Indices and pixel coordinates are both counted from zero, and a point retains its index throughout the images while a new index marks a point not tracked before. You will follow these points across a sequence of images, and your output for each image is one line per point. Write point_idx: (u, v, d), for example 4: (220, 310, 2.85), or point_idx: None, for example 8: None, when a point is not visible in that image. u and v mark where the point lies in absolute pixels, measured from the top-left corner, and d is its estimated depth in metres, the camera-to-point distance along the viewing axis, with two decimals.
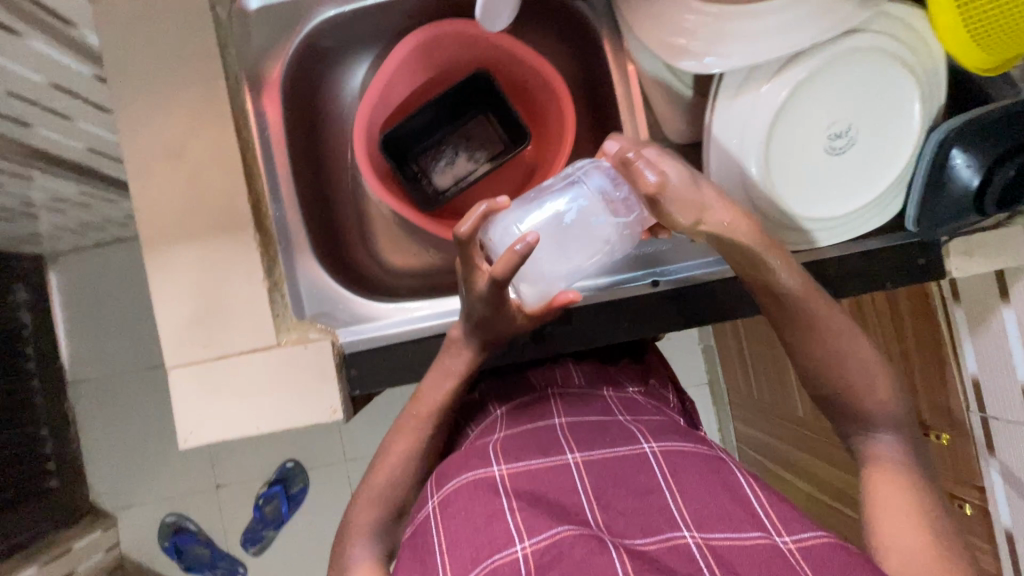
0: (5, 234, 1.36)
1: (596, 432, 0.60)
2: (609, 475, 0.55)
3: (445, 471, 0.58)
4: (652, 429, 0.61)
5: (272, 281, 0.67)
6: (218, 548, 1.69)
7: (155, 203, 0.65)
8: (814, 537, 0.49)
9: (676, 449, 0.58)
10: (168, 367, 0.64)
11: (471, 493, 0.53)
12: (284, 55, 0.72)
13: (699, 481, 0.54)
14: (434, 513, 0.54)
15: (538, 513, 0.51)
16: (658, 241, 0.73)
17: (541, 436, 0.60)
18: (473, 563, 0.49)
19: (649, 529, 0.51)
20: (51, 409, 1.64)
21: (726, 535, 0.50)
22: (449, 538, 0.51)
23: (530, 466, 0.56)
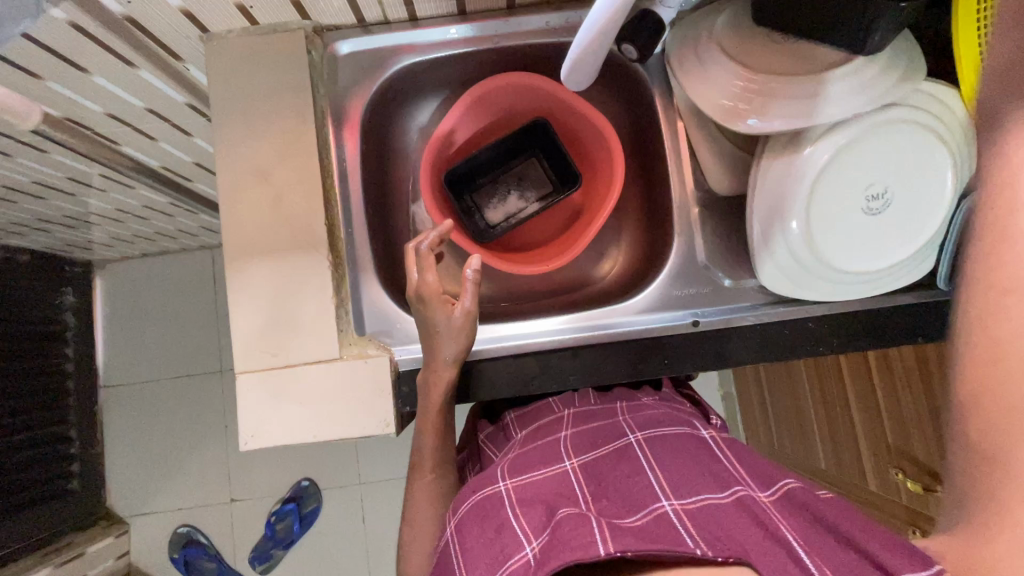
0: (65, 239, 1.44)
1: (589, 441, 0.66)
2: (598, 477, 0.60)
3: (461, 498, 0.62)
4: (641, 423, 0.67)
5: (338, 299, 0.72)
6: (226, 563, 1.69)
7: (240, 221, 0.71)
8: (784, 485, 0.55)
9: (655, 438, 0.63)
10: (237, 372, 0.69)
11: (480, 509, 0.57)
12: (365, 95, 0.79)
13: (676, 460, 0.58)
14: (454, 541, 0.57)
15: (535, 512, 0.54)
16: (699, 283, 0.75)
17: (545, 450, 0.66)
18: (490, 571, 0.50)
19: (634, 505, 0.53)
20: (81, 410, 1.69)
21: (700, 495, 0.53)
22: (466, 556, 0.54)
23: (531, 477, 0.61)
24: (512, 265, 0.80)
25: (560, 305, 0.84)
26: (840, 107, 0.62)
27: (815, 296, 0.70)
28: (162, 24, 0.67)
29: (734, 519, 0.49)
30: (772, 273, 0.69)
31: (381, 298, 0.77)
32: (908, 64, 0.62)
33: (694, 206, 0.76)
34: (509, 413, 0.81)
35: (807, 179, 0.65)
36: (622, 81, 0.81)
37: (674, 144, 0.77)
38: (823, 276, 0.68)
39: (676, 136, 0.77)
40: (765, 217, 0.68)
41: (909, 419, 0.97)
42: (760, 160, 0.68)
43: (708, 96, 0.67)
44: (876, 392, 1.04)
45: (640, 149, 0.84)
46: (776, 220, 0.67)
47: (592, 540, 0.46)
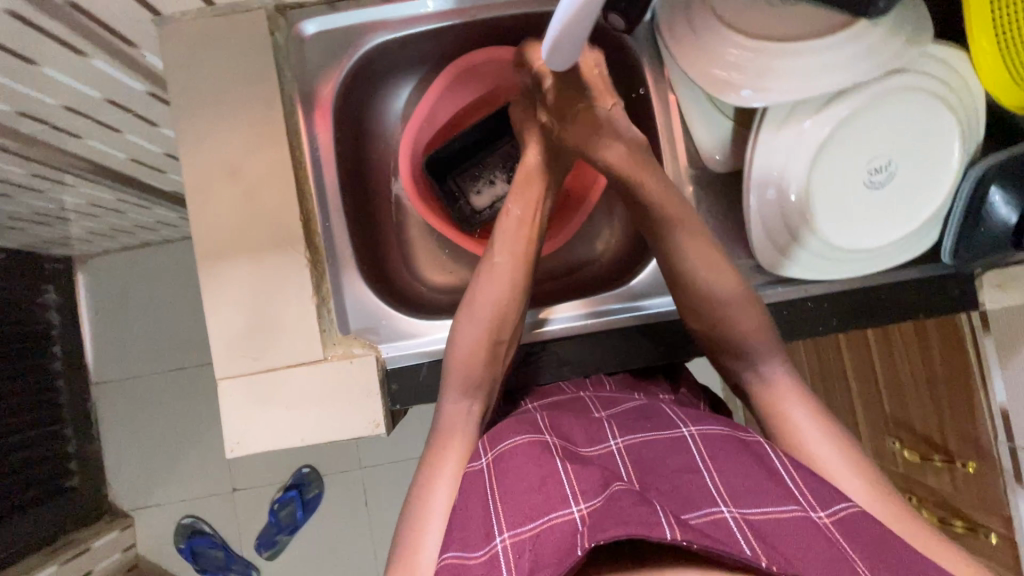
0: (41, 236, 1.39)
1: (635, 418, 0.60)
2: (649, 458, 0.54)
3: (502, 431, 0.58)
4: (691, 415, 0.60)
5: (320, 298, 0.69)
6: (232, 551, 1.70)
7: (210, 219, 0.67)
8: (845, 510, 0.49)
9: (719, 432, 0.56)
10: (218, 377, 0.66)
11: (527, 453, 0.53)
12: (337, 77, 0.75)
13: (738, 461, 0.53)
14: (489, 471, 0.54)
15: (591, 476, 0.50)
16: None
17: (585, 420, 0.60)
18: (529, 519, 0.48)
19: (689, 505, 0.48)
20: (74, 409, 1.66)
21: (765, 508, 0.48)
22: (504, 489, 0.51)
23: (578, 449, 0.56)
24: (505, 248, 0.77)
25: (549, 293, 0.81)
26: (841, 76, 0.58)
27: (814, 276, 0.68)
28: (110, 9, 0.61)
29: (799, 543, 0.45)
30: (768, 254, 0.67)
31: (365, 295, 0.74)
32: (914, 27, 0.58)
33: (688, 184, 0.72)
34: None
35: (808, 152, 0.61)
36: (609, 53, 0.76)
37: (666, 120, 0.73)
38: (824, 254, 0.66)
39: (667, 111, 0.73)
40: (761, 195, 0.64)
41: (909, 390, 0.96)
42: (756, 133, 0.63)
43: (702, 66, 0.62)
44: (874, 363, 1.03)
45: None
46: (775, 195, 0.64)
47: (658, 521, 0.43)
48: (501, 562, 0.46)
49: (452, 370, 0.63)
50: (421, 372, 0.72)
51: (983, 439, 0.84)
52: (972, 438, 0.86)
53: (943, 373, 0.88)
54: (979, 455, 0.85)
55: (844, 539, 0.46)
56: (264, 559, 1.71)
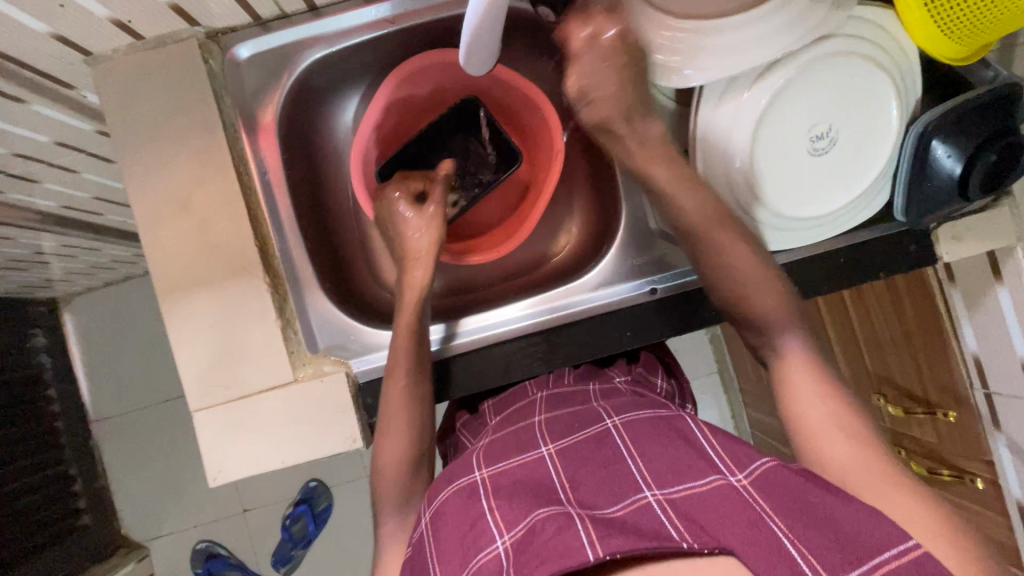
0: (20, 282, 1.39)
1: (568, 421, 0.61)
2: (578, 456, 0.56)
3: (437, 484, 0.60)
4: (619, 406, 0.62)
5: (284, 320, 0.70)
6: (250, 570, 1.72)
7: (167, 254, 0.67)
8: (762, 466, 0.49)
9: (639, 419, 0.58)
10: (193, 410, 0.67)
11: (454, 505, 0.54)
12: (277, 98, 0.74)
13: (659, 444, 0.54)
14: (427, 535, 0.55)
15: (514, 505, 0.51)
16: (653, 249, 0.73)
17: (521, 434, 0.61)
18: (462, 569, 0.48)
19: (616, 496, 0.50)
20: (77, 448, 1.68)
21: (684, 483, 0.49)
22: (438, 548, 0.52)
23: (506, 466, 0.57)
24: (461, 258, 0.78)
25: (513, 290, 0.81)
26: (774, 47, 0.58)
27: (771, 245, 0.68)
28: (39, 56, 0.61)
29: (720, 509, 0.46)
30: None
31: (330, 311, 0.74)
32: None
33: None
34: (485, 403, 0.78)
35: (749, 125, 0.61)
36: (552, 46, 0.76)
37: None
38: (775, 225, 0.66)
39: None
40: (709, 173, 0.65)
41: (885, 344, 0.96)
42: (696, 112, 0.64)
43: (636, 51, 0.62)
44: (852, 319, 1.03)
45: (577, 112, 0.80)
46: (722, 171, 0.64)
47: (580, 545, 0.43)
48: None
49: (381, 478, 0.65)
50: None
51: (956, 386, 0.85)
52: (951, 388, 0.87)
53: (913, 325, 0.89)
54: (959, 404, 0.86)
55: (761, 494, 0.47)
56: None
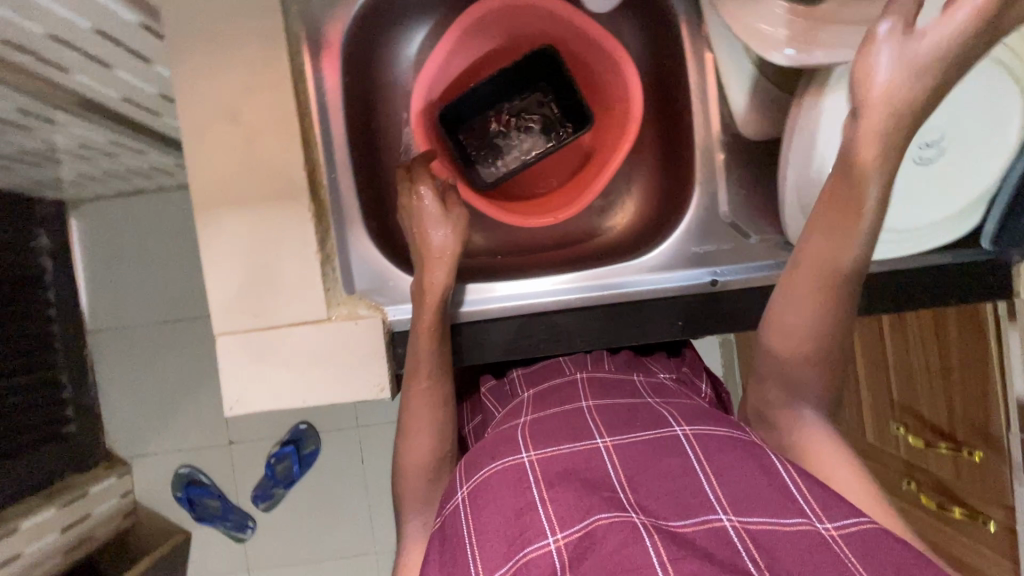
0: (29, 177, 1.33)
1: (626, 417, 0.60)
2: (639, 459, 0.55)
3: (475, 460, 0.60)
4: (684, 413, 0.61)
5: (324, 256, 0.66)
6: (228, 502, 1.72)
7: (209, 166, 0.63)
8: (857, 525, 0.48)
9: (712, 433, 0.56)
10: (216, 334, 0.63)
11: (500, 483, 0.55)
12: (346, 15, 0.69)
13: (736, 466, 0.53)
14: (464, 506, 0.56)
15: (570, 501, 0.52)
16: (719, 240, 0.69)
17: (572, 419, 0.61)
18: (506, 558, 0.50)
19: (685, 512, 0.50)
20: (70, 356, 1.65)
21: (765, 515, 0.49)
22: (479, 527, 0.53)
23: (557, 450, 0.57)
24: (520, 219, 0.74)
25: (557, 261, 0.77)
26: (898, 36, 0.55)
27: None
28: None
29: (806, 558, 0.46)
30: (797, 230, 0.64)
31: (370, 254, 0.70)
32: None
33: (718, 150, 0.68)
34: (514, 371, 0.75)
35: None
36: (649, 6, 0.71)
37: (700, 81, 0.68)
38: None
39: (702, 70, 0.68)
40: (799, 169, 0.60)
41: (919, 373, 0.95)
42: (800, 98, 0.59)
43: (744, 18, 0.57)
44: (885, 345, 1.03)
45: (659, 83, 0.75)
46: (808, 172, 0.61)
47: (649, 564, 0.46)
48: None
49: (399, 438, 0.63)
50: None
51: (993, 429, 0.83)
52: (983, 428, 0.85)
53: (955, 361, 0.87)
54: (988, 445, 0.84)
55: (852, 552, 0.46)
56: (260, 511, 1.73)
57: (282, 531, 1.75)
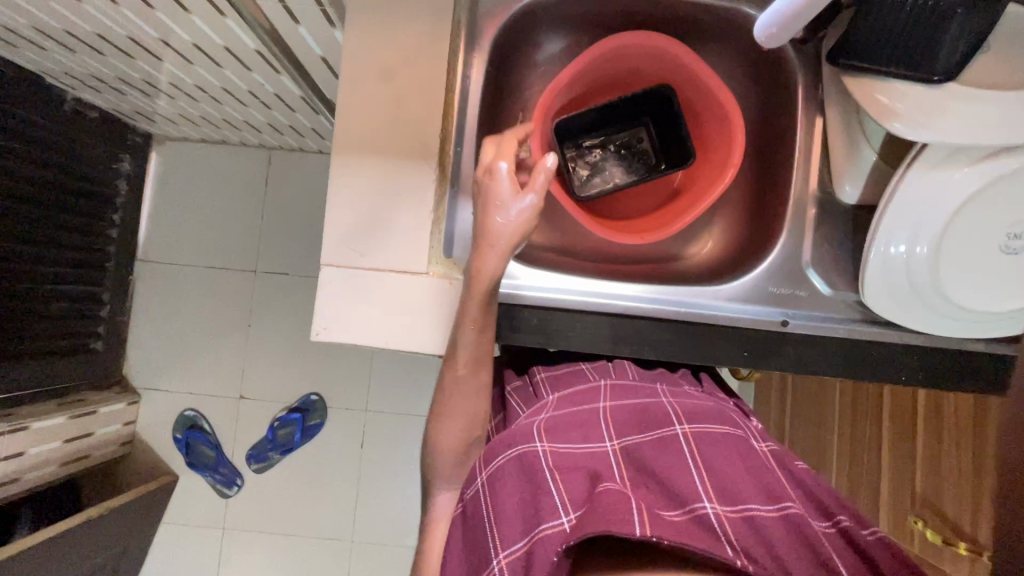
0: (132, 103, 1.42)
1: (632, 417, 0.69)
2: (640, 457, 0.64)
3: (494, 448, 0.66)
4: (687, 411, 0.69)
5: (435, 217, 0.71)
6: (223, 455, 1.73)
7: (354, 116, 0.69)
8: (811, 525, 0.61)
9: (704, 438, 0.66)
10: (323, 264, 0.68)
11: (516, 468, 0.62)
12: (505, 15, 0.77)
13: (717, 466, 0.63)
14: (484, 488, 0.63)
15: (575, 478, 0.60)
16: (797, 285, 0.73)
17: (586, 417, 0.68)
18: (524, 534, 0.57)
19: (676, 501, 0.59)
20: (116, 278, 1.71)
21: (742, 507, 0.59)
22: (498, 511, 0.59)
23: (569, 448, 0.64)
24: (615, 233, 0.78)
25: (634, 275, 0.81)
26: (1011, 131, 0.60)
27: (916, 325, 0.69)
28: None
29: (768, 539, 0.57)
30: (878, 296, 0.68)
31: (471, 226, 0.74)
32: None
33: (811, 206, 0.73)
34: (537, 372, 0.81)
35: (955, 204, 0.64)
36: (773, 68, 0.79)
37: (806, 141, 0.75)
38: (941, 309, 0.67)
39: (810, 131, 0.75)
40: (885, 235, 0.66)
41: (949, 471, 0.95)
42: (905, 170, 0.65)
43: (867, 90, 0.65)
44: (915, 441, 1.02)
45: (765, 136, 0.82)
46: (900, 243, 0.66)
47: (630, 520, 0.51)
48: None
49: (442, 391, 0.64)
50: (509, 315, 0.72)
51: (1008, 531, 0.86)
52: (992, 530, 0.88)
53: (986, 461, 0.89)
54: None
55: (803, 537, 0.58)
56: (250, 471, 1.74)
57: (268, 496, 1.74)
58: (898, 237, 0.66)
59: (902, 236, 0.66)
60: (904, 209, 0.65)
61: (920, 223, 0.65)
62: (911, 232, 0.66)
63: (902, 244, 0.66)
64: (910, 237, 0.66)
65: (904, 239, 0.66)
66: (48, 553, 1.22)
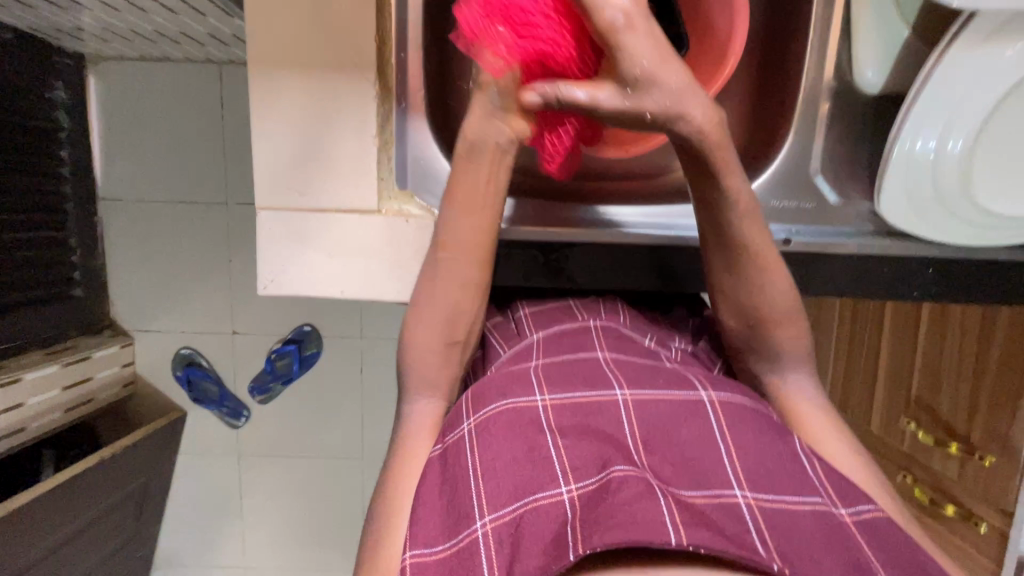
0: (46, 18, 1.20)
1: (642, 374, 0.59)
2: (658, 424, 0.54)
3: (482, 395, 0.57)
4: (711, 379, 0.60)
5: (382, 141, 0.60)
6: (226, 389, 1.64)
7: (267, 22, 0.56)
8: (867, 511, 0.51)
9: (738, 402, 0.56)
10: (258, 206, 0.60)
11: (510, 420, 0.53)
12: None
13: (756, 439, 0.53)
14: (470, 437, 0.53)
15: (584, 448, 0.52)
16: (802, 197, 0.65)
17: (587, 367, 0.59)
18: (513, 497, 0.49)
19: (699, 484, 0.50)
20: (82, 219, 1.54)
21: (783, 498, 0.50)
22: (485, 467, 0.51)
23: (575, 397, 0.56)
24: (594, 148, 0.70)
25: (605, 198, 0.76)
26: None
27: (931, 234, 0.62)
28: None
29: (820, 541, 0.47)
30: (896, 205, 0.61)
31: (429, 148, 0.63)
32: None
33: (826, 99, 0.63)
34: (520, 308, 0.74)
35: (997, 90, 0.55)
36: None
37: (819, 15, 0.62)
38: (965, 216, 0.60)
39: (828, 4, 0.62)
40: (911, 130, 0.58)
41: (948, 375, 0.94)
42: (942, 51, 0.56)
43: None
44: (916, 345, 0.99)
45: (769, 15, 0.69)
46: (929, 138, 0.58)
47: (663, 524, 0.44)
48: (483, 544, 0.47)
49: (415, 348, 0.60)
50: None
51: (1012, 436, 0.84)
52: (1000, 435, 0.86)
53: (993, 366, 0.87)
54: (1004, 453, 0.85)
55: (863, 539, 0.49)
56: (256, 403, 1.66)
57: None
58: (925, 135, 0.58)
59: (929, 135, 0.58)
60: (936, 100, 0.57)
61: (954, 116, 0.57)
62: (946, 126, 0.57)
63: (929, 142, 0.58)
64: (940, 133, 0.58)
65: (933, 135, 0.58)
66: (69, 491, 1.21)
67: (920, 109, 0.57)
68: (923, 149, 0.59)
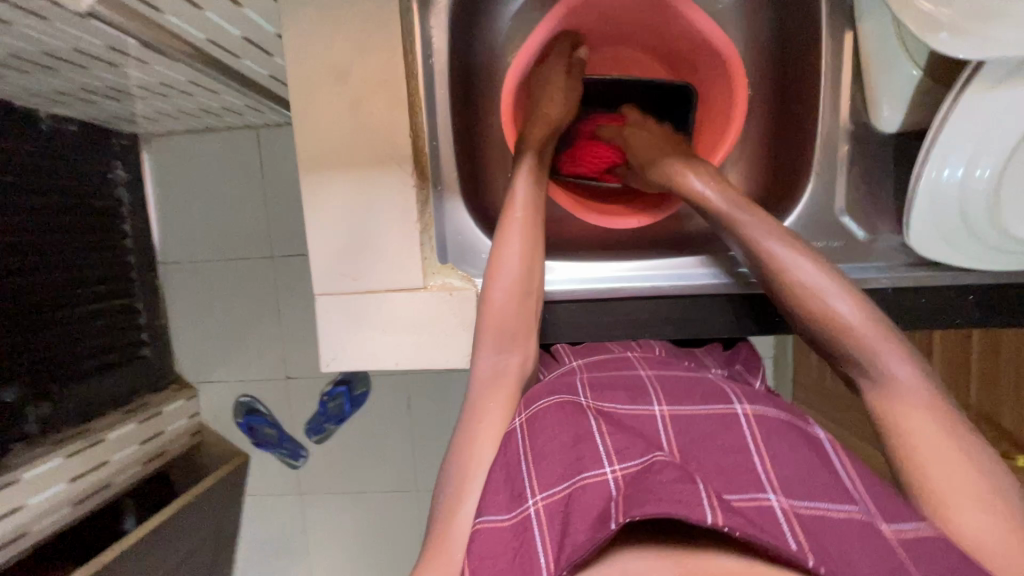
0: (107, 110, 1.32)
1: (683, 389, 0.62)
2: (695, 433, 0.56)
3: (535, 394, 0.62)
4: (748, 393, 0.60)
5: (422, 224, 0.68)
6: (285, 430, 1.69)
7: (318, 127, 0.64)
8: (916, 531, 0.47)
9: (768, 412, 0.56)
10: (317, 294, 0.68)
11: (560, 414, 0.57)
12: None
13: (790, 447, 0.53)
14: (521, 431, 0.57)
15: (626, 440, 0.54)
16: (831, 238, 0.72)
17: (631, 382, 0.64)
18: (563, 478, 0.52)
19: (727, 477, 0.51)
20: (146, 285, 1.63)
21: (815, 501, 0.49)
22: (536, 451, 0.54)
23: (617, 410, 0.60)
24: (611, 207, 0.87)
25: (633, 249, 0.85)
26: None
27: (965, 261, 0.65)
28: None
29: (851, 541, 0.46)
30: (929, 241, 0.66)
31: (464, 224, 0.73)
32: None
33: (843, 141, 0.73)
34: (560, 345, 0.76)
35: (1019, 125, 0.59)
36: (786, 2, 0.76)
37: (834, 66, 0.72)
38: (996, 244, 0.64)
39: (834, 53, 0.72)
40: (933, 162, 0.62)
41: (1006, 383, 0.90)
42: (959, 93, 0.60)
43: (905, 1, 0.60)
44: (969, 353, 0.96)
45: (781, 70, 0.79)
46: (955, 168, 0.62)
47: (700, 504, 0.45)
48: (534, 520, 0.50)
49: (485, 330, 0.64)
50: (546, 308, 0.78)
51: None
52: None
53: None
54: None
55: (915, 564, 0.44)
56: (313, 442, 1.69)
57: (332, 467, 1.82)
58: (950, 165, 0.62)
59: (950, 170, 0.62)
60: (956, 136, 0.61)
61: (973, 149, 0.61)
62: (973, 158, 0.61)
63: (957, 177, 0.62)
64: (968, 167, 0.62)
65: (960, 169, 0.62)
66: (156, 540, 1.28)
67: (942, 143, 0.62)
68: (948, 180, 0.63)
